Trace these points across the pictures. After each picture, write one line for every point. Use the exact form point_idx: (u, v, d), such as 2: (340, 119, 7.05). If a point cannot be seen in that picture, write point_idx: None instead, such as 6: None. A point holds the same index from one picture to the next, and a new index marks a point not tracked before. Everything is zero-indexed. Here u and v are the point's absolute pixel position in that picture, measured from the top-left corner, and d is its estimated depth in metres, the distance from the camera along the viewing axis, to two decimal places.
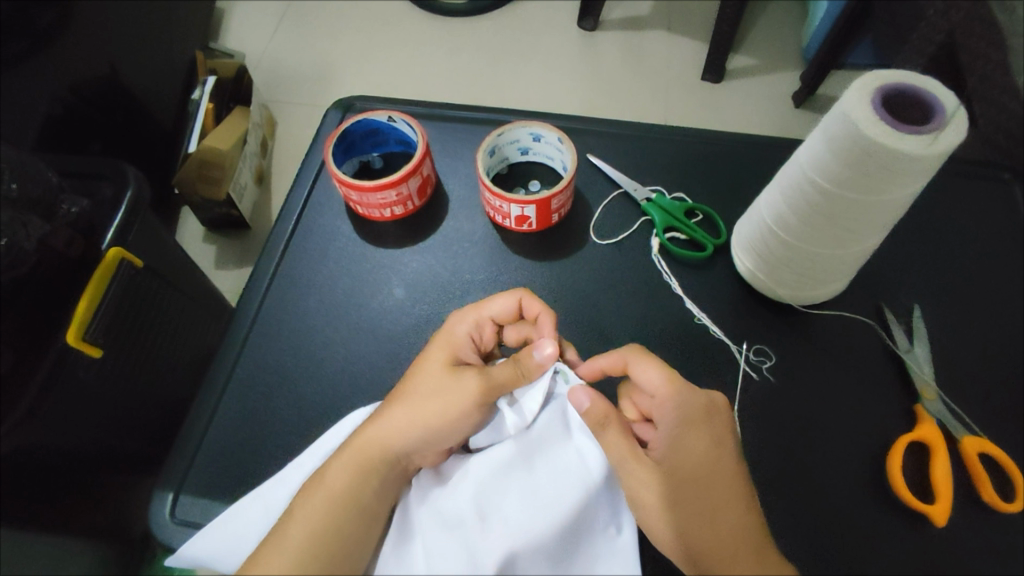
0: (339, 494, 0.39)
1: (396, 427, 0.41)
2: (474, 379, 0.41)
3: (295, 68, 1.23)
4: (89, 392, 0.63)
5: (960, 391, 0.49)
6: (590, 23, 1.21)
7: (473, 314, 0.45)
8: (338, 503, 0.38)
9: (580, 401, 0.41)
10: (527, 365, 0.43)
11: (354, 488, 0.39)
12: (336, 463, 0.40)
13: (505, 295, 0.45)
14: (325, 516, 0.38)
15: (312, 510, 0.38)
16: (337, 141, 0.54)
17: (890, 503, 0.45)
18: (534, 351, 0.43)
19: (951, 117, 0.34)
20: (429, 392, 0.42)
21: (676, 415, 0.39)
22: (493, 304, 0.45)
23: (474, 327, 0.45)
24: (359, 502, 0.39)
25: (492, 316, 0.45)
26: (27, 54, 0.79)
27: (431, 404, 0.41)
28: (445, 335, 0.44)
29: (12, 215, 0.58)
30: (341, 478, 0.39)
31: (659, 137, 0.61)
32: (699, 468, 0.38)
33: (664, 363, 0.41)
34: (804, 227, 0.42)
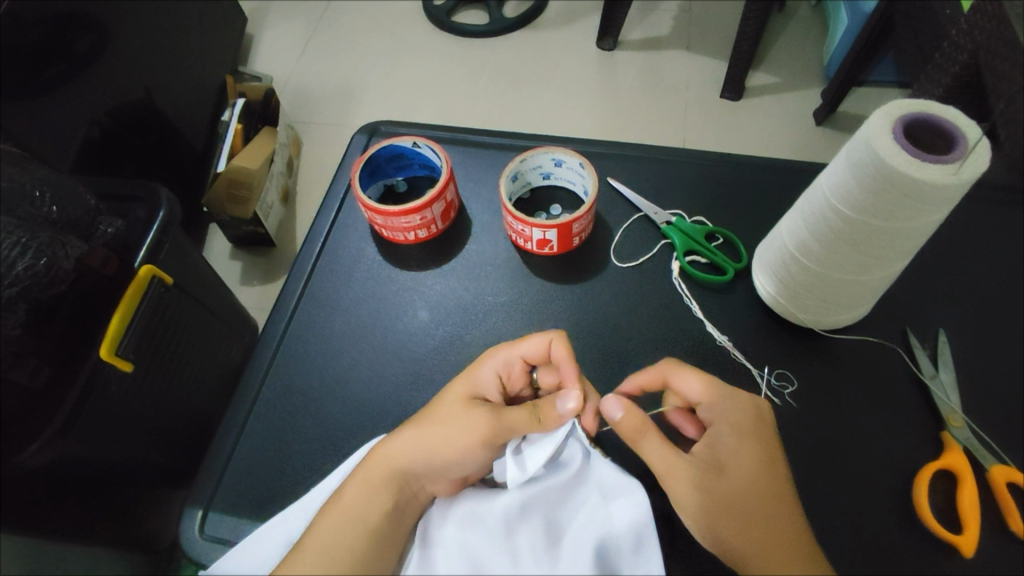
0: (352, 511, 0.40)
1: (405, 449, 0.42)
2: (484, 417, 0.42)
3: (321, 90, 1.27)
4: (120, 406, 0.65)
5: (989, 417, 0.48)
6: (608, 43, 1.22)
7: (505, 353, 0.45)
8: (350, 520, 0.40)
9: (612, 414, 0.41)
10: (547, 412, 0.42)
11: (364, 505, 0.41)
12: (351, 483, 0.42)
13: (535, 337, 0.45)
14: (339, 536, 0.39)
15: (325, 530, 0.40)
16: (364, 167, 0.56)
17: (919, 534, 0.44)
18: (555, 399, 0.42)
19: (973, 147, 0.34)
20: (442, 420, 0.43)
21: (728, 424, 0.40)
22: (525, 345, 0.45)
23: (503, 366, 0.45)
24: (370, 522, 0.40)
25: (523, 355, 0.45)
26: (66, 79, 0.83)
27: (439, 433, 0.42)
28: (471, 376, 0.45)
29: (52, 236, 0.58)
30: (354, 498, 0.41)
31: (679, 161, 0.62)
32: (755, 477, 0.38)
33: (702, 372, 0.42)
34: (826, 253, 0.42)
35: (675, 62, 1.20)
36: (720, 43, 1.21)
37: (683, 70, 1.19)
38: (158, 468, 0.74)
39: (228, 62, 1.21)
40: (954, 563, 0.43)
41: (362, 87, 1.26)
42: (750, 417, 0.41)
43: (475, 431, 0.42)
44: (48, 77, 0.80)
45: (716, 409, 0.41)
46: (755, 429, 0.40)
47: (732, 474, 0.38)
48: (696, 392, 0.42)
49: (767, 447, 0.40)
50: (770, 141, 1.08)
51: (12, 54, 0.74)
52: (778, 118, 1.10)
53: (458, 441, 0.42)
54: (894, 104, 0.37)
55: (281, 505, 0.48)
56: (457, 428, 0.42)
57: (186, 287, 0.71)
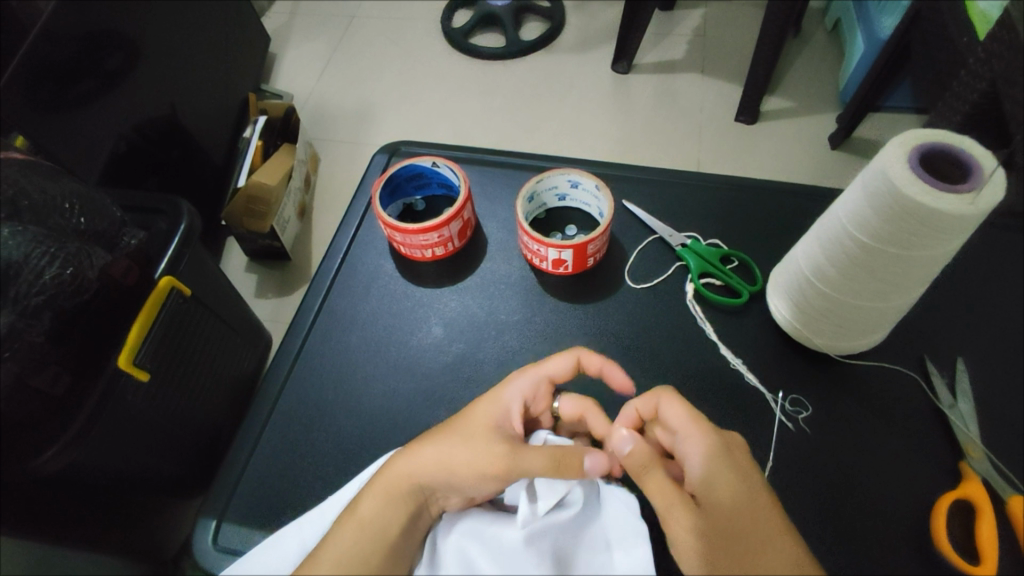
0: (368, 523, 0.40)
1: (424, 465, 0.42)
2: (505, 448, 0.41)
3: (341, 108, 1.29)
4: (137, 415, 0.66)
5: (1008, 449, 0.47)
6: (623, 66, 1.24)
7: (531, 374, 0.45)
8: (367, 533, 0.40)
9: (623, 448, 0.41)
10: (569, 464, 0.40)
11: (380, 519, 0.41)
12: (368, 493, 0.42)
13: (563, 356, 0.46)
14: (355, 547, 0.39)
15: (341, 542, 0.40)
16: (383, 185, 0.57)
17: (936, 567, 0.43)
18: (584, 454, 0.41)
19: (989, 177, 0.34)
20: (462, 442, 0.42)
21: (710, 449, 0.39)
22: (552, 364, 0.45)
23: (531, 389, 0.45)
24: (386, 537, 0.40)
25: (550, 376, 0.45)
26: (95, 94, 0.85)
27: (459, 454, 0.41)
28: (497, 395, 0.44)
29: (79, 246, 0.59)
30: (371, 510, 0.41)
31: (694, 184, 0.62)
32: (746, 499, 0.37)
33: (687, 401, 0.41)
34: (843, 279, 0.42)
35: (690, 86, 1.22)
36: (735, 67, 1.22)
37: (697, 93, 1.20)
38: (169, 477, 0.75)
39: (251, 80, 1.24)
40: None
41: (380, 106, 1.28)
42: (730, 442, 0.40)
43: (493, 458, 0.41)
44: (80, 92, 0.83)
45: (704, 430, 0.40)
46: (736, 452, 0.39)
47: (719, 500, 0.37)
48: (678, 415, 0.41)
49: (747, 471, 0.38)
50: (784, 165, 1.08)
51: (48, 70, 0.77)
52: (792, 143, 1.11)
53: (476, 468, 0.41)
54: (909, 133, 0.38)
55: (293, 518, 0.48)
56: (477, 454, 0.41)
57: (203, 298, 0.73)
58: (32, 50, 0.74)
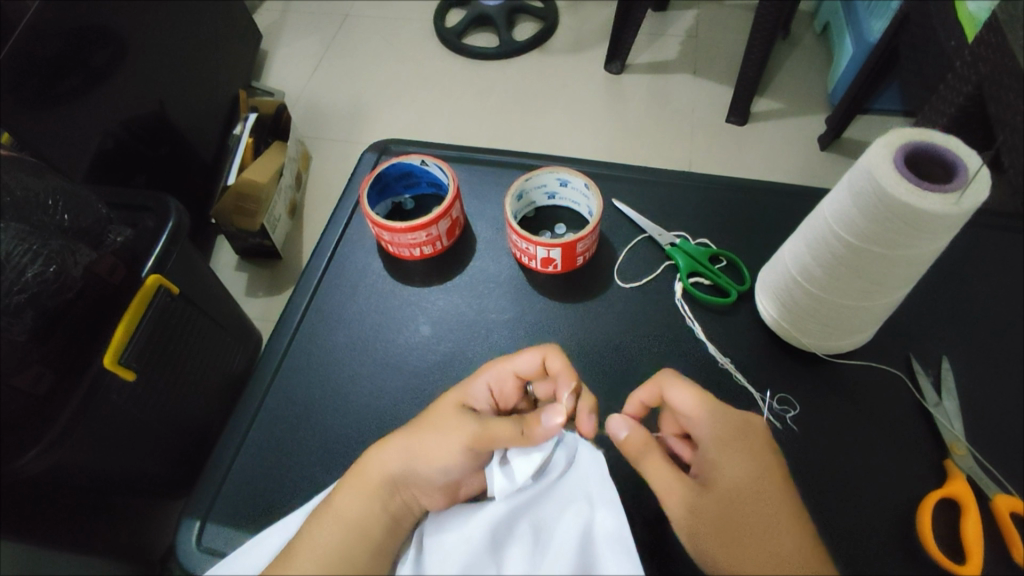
0: (349, 521, 0.40)
1: (396, 456, 0.42)
2: (471, 428, 0.41)
3: (332, 106, 1.29)
4: (122, 414, 0.65)
5: (992, 447, 0.47)
6: (616, 67, 1.24)
7: (497, 368, 0.45)
8: (347, 529, 0.40)
9: (618, 433, 0.42)
10: (530, 425, 0.41)
11: (360, 515, 0.41)
12: (347, 488, 0.42)
13: (529, 353, 0.44)
14: (335, 544, 0.39)
15: (321, 538, 0.40)
16: (372, 183, 0.57)
17: (922, 565, 0.43)
18: (540, 411, 0.41)
19: (972, 176, 0.34)
20: (432, 431, 0.42)
21: (712, 434, 0.39)
22: (519, 361, 0.44)
23: (495, 379, 0.45)
24: (367, 536, 0.40)
25: (515, 369, 0.44)
26: (82, 91, 0.85)
27: (429, 440, 0.42)
28: (464, 385, 0.45)
29: (63, 242, 0.57)
30: (348, 504, 0.41)
31: (684, 184, 0.62)
32: (743, 485, 0.37)
33: (696, 385, 0.41)
34: (828, 278, 0.42)
35: (682, 87, 1.22)
36: (727, 69, 1.23)
37: (689, 94, 1.21)
38: (154, 478, 0.74)
39: (241, 78, 1.24)
40: None
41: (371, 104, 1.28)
42: (734, 426, 0.39)
43: (463, 442, 0.41)
44: (67, 89, 0.82)
45: (710, 415, 0.39)
46: (742, 435, 0.39)
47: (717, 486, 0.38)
48: (683, 399, 0.40)
49: (759, 460, 0.38)
50: (774, 165, 1.09)
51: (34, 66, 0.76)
52: (783, 144, 1.11)
53: (449, 452, 0.41)
54: (894, 133, 0.38)
55: (279, 517, 0.48)
56: (446, 438, 0.42)
57: (192, 297, 0.73)
58: (17, 46, 0.73)
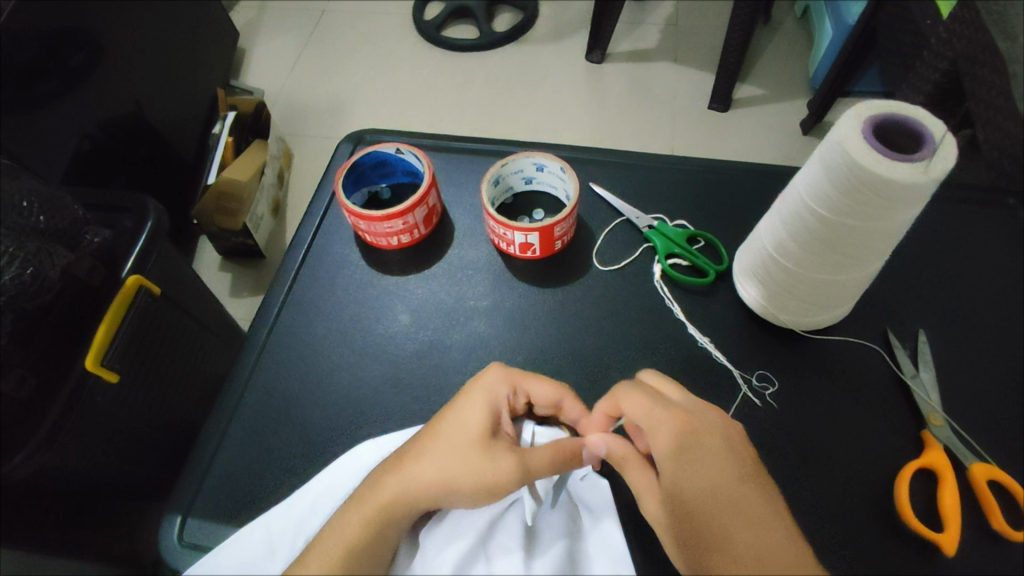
0: (360, 549, 0.38)
1: (425, 485, 0.40)
2: (509, 460, 0.40)
3: (313, 102, 1.27)
4: (108, 417, 0.65)
5: (969, 417, 0.48)
6: (598, 56, 1.24)
7: (514, 384, 0.44)
8: (358, 556, 0.38)
9: (597, 450, 0.42)
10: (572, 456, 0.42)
11: (370, 539, 0.39)
12: (356, 512, 0.39)
13: (548, 385, 0.44)
14: (343, 568, 0.37)
15: (326, 558, 0.38)
16: (347, 173, 0.56)
17: (902, 535, 0.44)
18: (581, 443, 0.43)
19: (940, 145, 0.35)
20: (457, 456, 0.40)
21: (663, 439, 0.39)
22: (536, 387, 0.44)
23: (511, 395, 0.44)
24: (377, 562, 0.38)
25: (533, 396, 0.44)
26: (57, 92, 0.83)
27: (462, 469, 0.40)
28: (485, 394, 0.43)
29: (39, 244, 0.59)
30: (360, 531, 0.39)
31: (662, 166, 0.62)
32: (700, 484, 0.37)
33: (645, 391, 0.41)
34: (804, 253, 0.42)
35: (663, 75, 1.22)
36: (708, 56, 1.23)
37: (671, 81, 1.21)
38: (140, 480, 0.73)
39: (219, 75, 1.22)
40: (936, 564, 0.43)
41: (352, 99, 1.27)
42: (685, 429, 0.39)
43: (494, 474, 0.40)
44: (41, 91, 0.81)
45: (659, 419, 0.39)
46: (694, 436, 0.39)
47: (679, 491, 0.38)
48: (635, 410, 0.40)
49: (716, 460, 0.38)
50: (755, 150, 1.09)
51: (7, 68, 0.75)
52: (764, 128, 1.12)
53: (485, 480, 0.40)
54: (862, 105, 0.38)
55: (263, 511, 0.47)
56: (483, 467, 0.40)
57: (174, 297, 0.71)
58: None
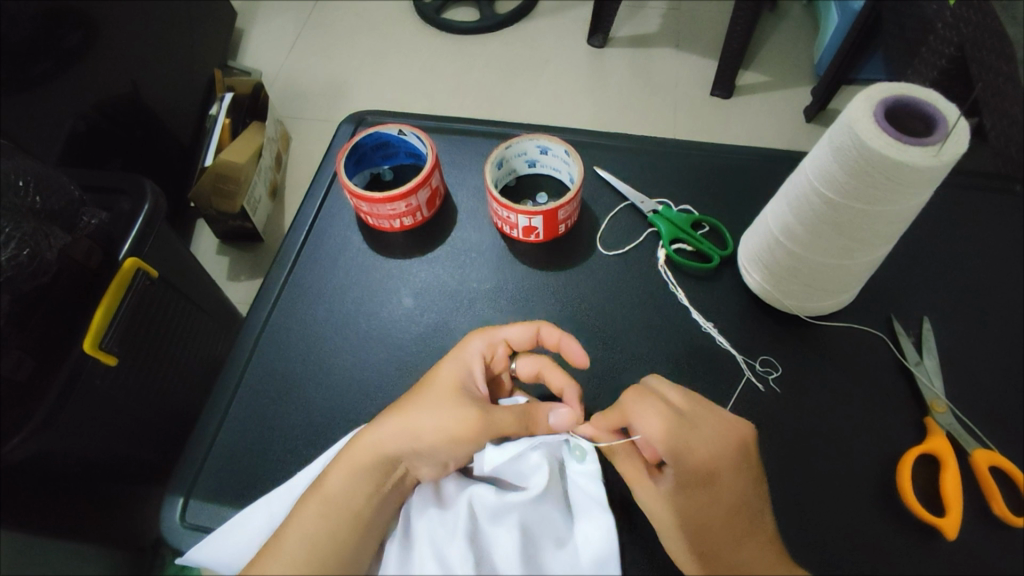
0: (338, 502, 0.39)
1: (394, 438, 0.41)
2: (473, 409, 0.41)
3: (312, 84, 1.26)
4: (105, 400, 0.64)
5: (971, 403, 0.48)
6: (599, 40, 1.22)
7: (488, 336, 0.46)
8: (335, 510, 0.38)
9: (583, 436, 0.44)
10: (536, 419, 0.43)
11: (350, 494, 0.39)
12: (335, 468, 0.40)
13: (521, 324, 0.47)
14: (323, 528, 0.38)
15: (309, 517, 0.38)
16: (348, 154, 0.55)
17: (903, 520, 0.44)
18: (549, 409, 0.44)
19: (951, 128, 0.34)
20: (429, 408, 0.41)
21: (676, 466, 0.38)
22: (510, 330, 0.46)
23: (487, 350, 0.45)
24: (355, 514, 0.39)
25: (507, 340, 0.46)
26: (52, 73, 0.82)
27: (431, 420, 0.41)
28: (458, 354, 0.45)
29: (35, 226, 0.57)
30: (337, 484, 0.39)
31: (667, 150, 0.62)
32: (689, 509, 0.38)
33: (660, 418, 0.39)
34: (810, 237, 0.42)
35: (665, 61, 1.21)
36: (710, 41, 1.21)
37: (673, 67, 1.20)
38: (140, 462, 0.73)
39: (216, 56, 1.20)
40: (936, 549, 0.43)
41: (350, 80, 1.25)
42: (707, 462, 0.37)
43: (459, 422, 0.41)
44: (36, 72, 0.79)
45: (686, 440, 0.38)
46: (707, 473, 0.37)
47: (670, 510, 0.39)
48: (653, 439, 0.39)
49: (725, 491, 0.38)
50: (758, 136, 1.08)
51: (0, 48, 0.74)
52: (766, 114, 1.11)
53: (451, 428, 0.41)
54: (875, 87, 0.37)
55: (264, 492, 0.47)
56: (450, 415, 0.41)
57: (173, 280, 0.70)
58: None
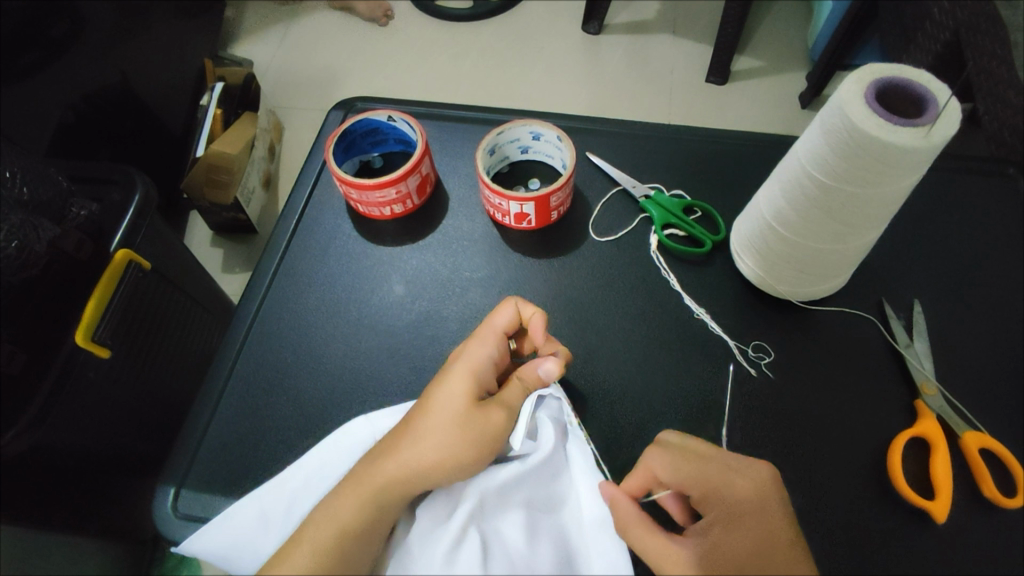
0: (349, 526, 0.37)
1: (417, 464, 0.39)
2: (500, 415, 0.41)
3: (304, 73, 1.25)
4: (98, 393, 0.64)
5: (962, 386, 0.48)
6: (594, 27, 1.21)
7: (488, 334, 0.45)
8: (349, 534, 0.37)
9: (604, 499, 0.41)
10: (529, 378, 0.44)
11: (363, 520, 0.38)
12: (346, 492, 0.39)
13: (505, 307, 0.46)
14: (334, 547, 0.37)
15: (318, 536, 0.37)
16: (338, 141, 0.55)
17: (895, 504, 0.44)
18: (536, 364, 0.45)
19: (943, 109, 0.34)
20: (453, 423, 0.40)
21: (716, 500, 0.39)
22: (500, 317, 0.46)
23: (495, 352, 0.44)
24: (365, 531, 0.38)
25: (503, 331, 0.45)
26: (40, 64, 0.81)
27: (455, 438, 0.40)
28: (468, 361, 0.43)
29: (23, 218, 0.57)
30: (351, 513, 0.38)
31: (660, 135, 0.62)
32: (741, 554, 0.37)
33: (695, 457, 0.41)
34: (804, 222, 0.42)
35: (660, 47, 1.19)
36: (706, 27, 1.21)
37: (668, 53, 1.19)
38: (134, 455, 0.73)
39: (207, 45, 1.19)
40: (928, 532, 0.43)
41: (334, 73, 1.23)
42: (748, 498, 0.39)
43: (492, 434, 0.40)
44: (23, 63, 0.78)
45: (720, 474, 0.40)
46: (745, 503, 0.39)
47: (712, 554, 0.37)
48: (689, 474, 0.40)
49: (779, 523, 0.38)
50: (754, 123, 1.07)
51: None
52: (762, 100, 1.10)
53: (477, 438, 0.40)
54: (866, 69, 0.37)
55: (258, 483, 0.47)
56: (472, 426, 0.40)
57: (164, 272, 0.70)
58: None
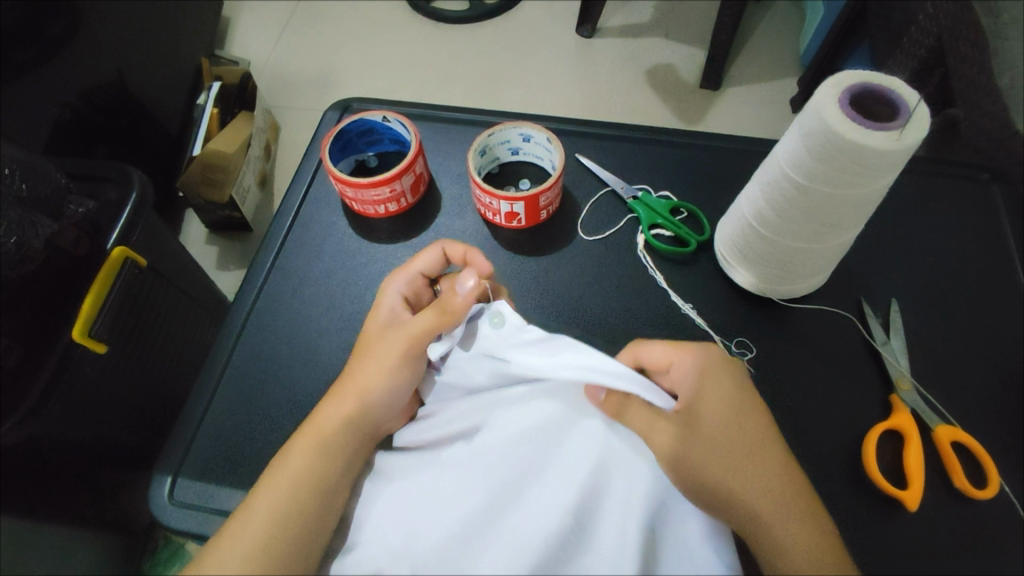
0: (300, 476, 0.41)
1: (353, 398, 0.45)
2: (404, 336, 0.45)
3: (301, 73, 1.26)
4: (95, 387, 0.65)
5: (937, 382, 0.50)
6: (587, 30, 1.23)
7: (404, 274, 0.49)
8: (302, 485, 0.40)
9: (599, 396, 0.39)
10: (451, 303, 0.44)
11: (315, 469, 0.41)
12: (298, 445, 0.42)
13: (429, 251, 0.49)
14: (289, 501, 0.40)
15: (276, 490, 0.40)
16: (333, 140, 0.56)
17: (870, 494, 0.46)
18: (456, 286, 0.45)
19: (914, 113, 0.36)
20: (374, 357, 0.45)
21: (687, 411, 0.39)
22: (422, 260, 0.49)
23: (407, 285, 0.49)
24: (317, 481, 0.41)
25: (421, 270, 0.49)
26: (37, 61, 0.82)
27: (378, 368, 0.45)
28: (381, 301, 0.48)
29: (21, 214, 0.58)
30: (301, 461, 0.41)
31: (649, 137, 0.63)
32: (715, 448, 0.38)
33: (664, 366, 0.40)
34: (782, 222, 0.43)
35: (653, 51, 1.21)
36: (700, 31, 1.22)
37: (661, 58, 1.20)
38: (128, 448, 0.73)
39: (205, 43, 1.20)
40: (900, 519, 0.45)
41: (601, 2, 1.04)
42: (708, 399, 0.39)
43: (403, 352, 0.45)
44: (21, 59, 0.79)
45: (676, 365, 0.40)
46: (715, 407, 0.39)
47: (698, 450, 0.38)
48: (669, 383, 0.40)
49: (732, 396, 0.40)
50: (742, 127, 1.09)
51: None
52: None
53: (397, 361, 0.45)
54: (842, 75, 0.39)
55: (250, 471, 0.48)
56: (390, 353, 0.45)
57: (160, 269, 0.70)
58: None
